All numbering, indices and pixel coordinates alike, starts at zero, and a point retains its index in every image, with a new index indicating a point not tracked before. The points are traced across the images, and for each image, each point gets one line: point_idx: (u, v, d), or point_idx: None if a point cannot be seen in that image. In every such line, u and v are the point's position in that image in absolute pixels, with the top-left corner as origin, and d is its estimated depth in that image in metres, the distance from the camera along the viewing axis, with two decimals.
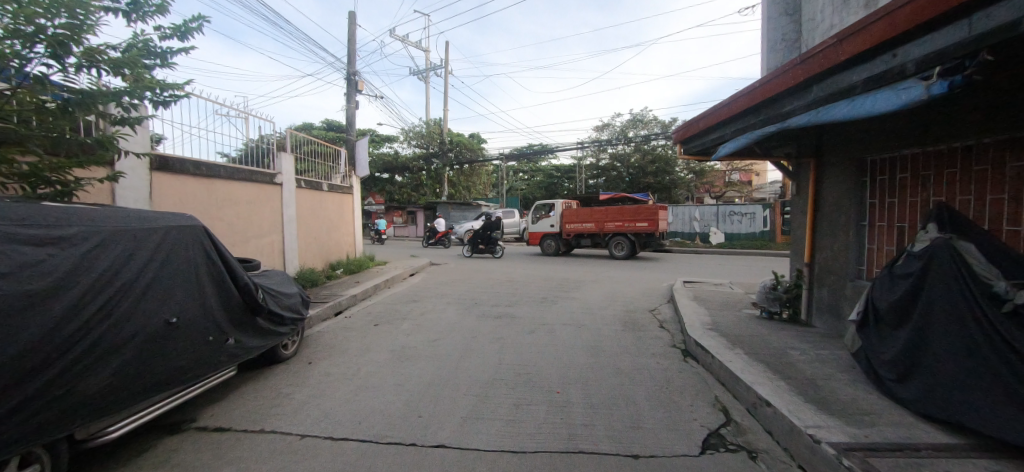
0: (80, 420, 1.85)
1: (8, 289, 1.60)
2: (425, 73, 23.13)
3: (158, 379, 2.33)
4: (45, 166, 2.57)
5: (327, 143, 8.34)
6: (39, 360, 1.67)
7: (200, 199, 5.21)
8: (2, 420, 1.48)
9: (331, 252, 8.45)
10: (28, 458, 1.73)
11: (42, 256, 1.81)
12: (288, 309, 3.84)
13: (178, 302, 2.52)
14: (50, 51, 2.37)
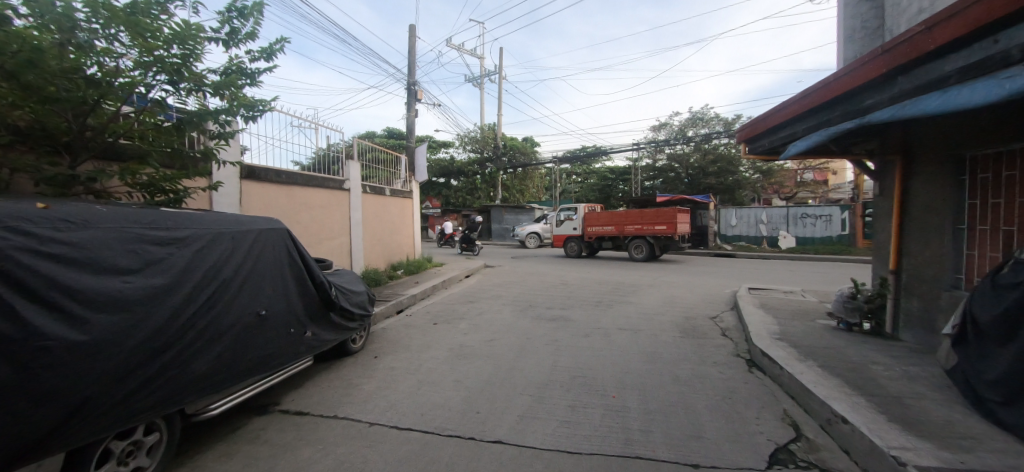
0: (190, 397, 2.17)
1: (133, 284, 1.94)
2: (480, 80, 23.79)
3: (252, 365, 2.63)
4: (161, 177, 2.91)
5: (390, 150, 8.83)
6: (157, 345, 2.00)
7: (281, 205, 5.73)
8: (125, 394, 1.82)
9: (393, 254, 8.94)
10: (152, 426, 2.08)
11: (162, 255, 2.14)
12: (358, 306, 4.10)
13: (267, 296, 2.82)
14: (167, 78, 2.71)
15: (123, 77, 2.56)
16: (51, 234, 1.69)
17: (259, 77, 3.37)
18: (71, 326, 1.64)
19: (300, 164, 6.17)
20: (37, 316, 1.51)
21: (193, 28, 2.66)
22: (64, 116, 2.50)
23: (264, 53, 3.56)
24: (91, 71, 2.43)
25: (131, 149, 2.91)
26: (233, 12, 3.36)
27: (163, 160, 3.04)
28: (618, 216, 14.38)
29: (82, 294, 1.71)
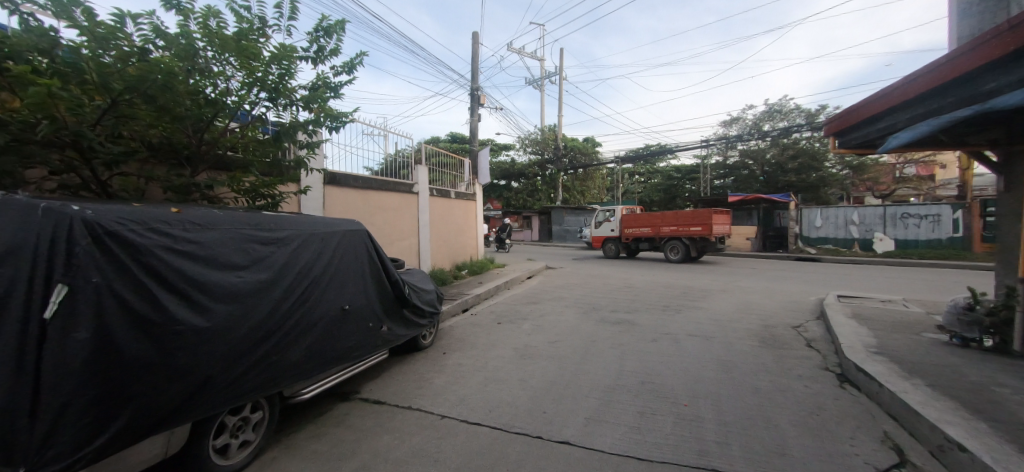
0: (286, 381, 2.55)
1: (244, 279, 2.35)
2: (540, 82, 24.02)
3: (336, 355, 2.97)
4: (260, 184, 3.25)
5: (453, 154, 9.15)
6: (261, 333, 2.40)
7: (361, 208, 6.22)
8: (236, 373, 2.25)
9: (458, 255, 9.31)
10: (258, 405, 2.50)
11: (267, 254, 2.53)
12: (427, 304, 4.33)
13: (349, 293, 3.14)
14: (268, 95, 3.02)
15: (231, 96, 2.91)
16: (186, 236, 2.13)
17: (342, 90, 3.65)
18: (197, 313, 2.07)
19: (371, 170, 6.51)
20: (170, 304, 1.95)
21: (289, 48, 2.93)
22: (186, 132, 2.88)
23: (345, 66, 3.84)
24: (207, 93, 2.78)
25: (237, 160, 3.29)
26: (320, 32, 3.67)
27: (263, 168, 3.39)
28: (655, 217, 14.45)
29: (205, 286, 2.14)
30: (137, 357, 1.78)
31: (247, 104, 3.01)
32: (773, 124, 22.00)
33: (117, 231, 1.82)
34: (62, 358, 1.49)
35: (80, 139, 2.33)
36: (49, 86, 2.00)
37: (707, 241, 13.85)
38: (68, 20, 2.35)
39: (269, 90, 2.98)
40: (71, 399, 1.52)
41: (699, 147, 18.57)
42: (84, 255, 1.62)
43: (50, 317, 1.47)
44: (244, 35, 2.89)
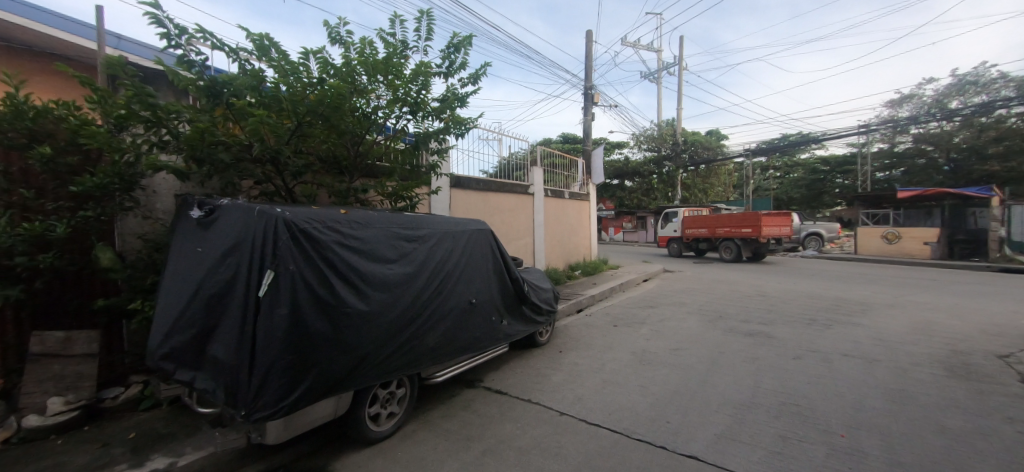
0: (425, 363, 2.99)
1: (394, 272, 2.83)
2: (659, 73, 22.99)
3: (465, 345, 3.35)
4: (400, 188, 3.74)
5: (566, 155, 9.27)
6: (406, 319, 2.86)
7: (484, 208, 6.73)
8: (388, 352, 2.73)
9: (571, 255, 9.44)
10: (403, 382, 3.02)
11: (411, 250, 3.01)
12: (545, 303, 4.52)
13: (476, 288, 3.51)
14: (407, 109, 3.46)
15: (381, 112, 3.36)
16: (354, 234, 2.67)
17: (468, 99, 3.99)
18: (360, 299, 2.59)
19: (486, 173, 6.85)
20: (341, 291, 2.49)
21: (427, 65, 3.34)
22: (346, 147, 3.42)
23: (470, 78, 4.11)
24: (364, 111, 3.30)
25: (384, 168, 3.79)
26: (451, 49, 3.99)
27: (405, 174, 3.87)
28: (711, 219, 14.52)
29: (365, 276, 2.65)
30: (320, 332, 2.34)
31: (393, 119, 3.48)
32: (966, 100, 17.76)
33: (308, 231, 2.40)
34: (269, 329, 2.11)
35: (276, 154, 2.97)
36: (262, 115, 2.56)
37: (762, 243, 13.57)
38: (267, 60, 2.95)
39: (406, 104, 3.41)
40: (276, 360, 2.13)
41: (848, 133, 15.83)
42: (286, 251, 2.22)
43: (263, 295, 2.11)
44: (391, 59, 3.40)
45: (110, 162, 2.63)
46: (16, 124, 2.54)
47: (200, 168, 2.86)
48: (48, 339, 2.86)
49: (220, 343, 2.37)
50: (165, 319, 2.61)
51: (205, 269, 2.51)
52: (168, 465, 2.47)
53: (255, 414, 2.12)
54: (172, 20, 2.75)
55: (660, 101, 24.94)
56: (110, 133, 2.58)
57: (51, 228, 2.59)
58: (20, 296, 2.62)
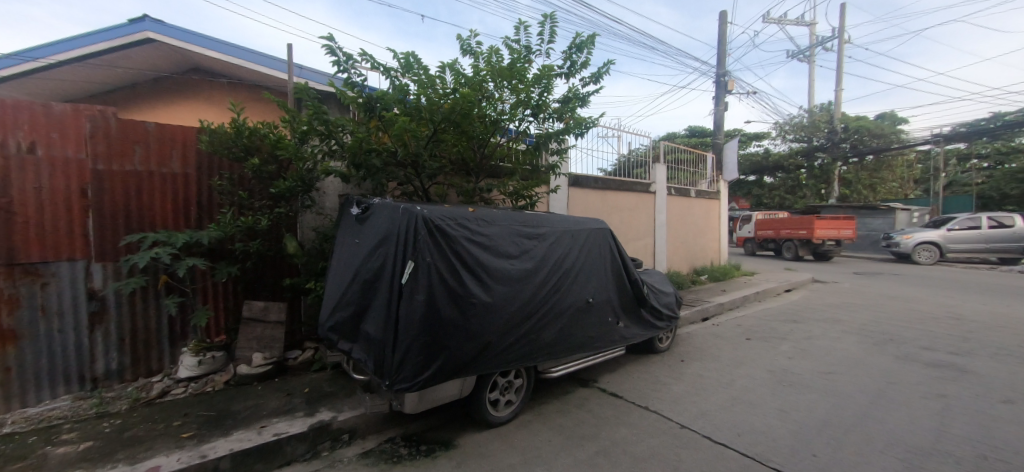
0: (539, 357, 3.15)
1: (515, 267, 3.01)
2: (809, 51, 19.92)
3: (580, 344, 3.40)
4: (521, 188, 4.00)
5: (693, 149, 8.58)
6: (525, 314, 3.03)
7: (603, 206, 6.60)
8: (507, 343, 2.95)
9: (696, 259, 8.79)
10: (520, 373, 3.24)
11: (531, 246, 3.15)
12: (666, 307, 4.29)
13: (594, 287, 3.51)
14: (533, 112, 3.75)
15: (505, 116, 3.62)
16: (481, 231, 2.91)
17: (588, 98, 4.03)
18: (485, 292, 2.83)
19: (605, 171, 6.65)
20: (469, 283, 2.75)
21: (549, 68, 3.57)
22: (473, 151, 3.76)
23: (593, 77, 4.06)
24: (492, 116, 3.57)
25: (506, 168, 4.06)
26: (574, 49, 4.00)
27: (525, 174, 4.11)
28: (777, 222, 15.92)
29: (490, 270, 2.87)
30: (450, 319, 2.65)
31: (515, 122, 3.74)
32: None
33: (443, 227, 2.70)
34: (409, 312, 2.51)
35: (416, 159, 3.41)
36: (404, 123, 2.98)
37: (818, 244, 14.91)
38: (410, 75, 3.36)
39: (534, 108, 3.73)
40: (413, 340, 2.53)
41: None
42: (424, 245, 2.57)
43: (405, 282, 2.52)
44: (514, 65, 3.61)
45: (296, 168, 3.29)
46: (236, 142, 3.29)
47: (360, 173, 3.42)
48: (254, 307, 3.66)
49: (371, 321, 2.80)
50: (332, 297, 3.17)
51: (361, 257, 2.97)
52: (331, 418, 3.04)
53: (397, 384, 2.56)
54: (341, 49, 3.28)
55: (812, 83, 21.55)
56: (297, 145, 3.24)
57: (258, 222, 3.35)
58: (237, 273, 3.42)
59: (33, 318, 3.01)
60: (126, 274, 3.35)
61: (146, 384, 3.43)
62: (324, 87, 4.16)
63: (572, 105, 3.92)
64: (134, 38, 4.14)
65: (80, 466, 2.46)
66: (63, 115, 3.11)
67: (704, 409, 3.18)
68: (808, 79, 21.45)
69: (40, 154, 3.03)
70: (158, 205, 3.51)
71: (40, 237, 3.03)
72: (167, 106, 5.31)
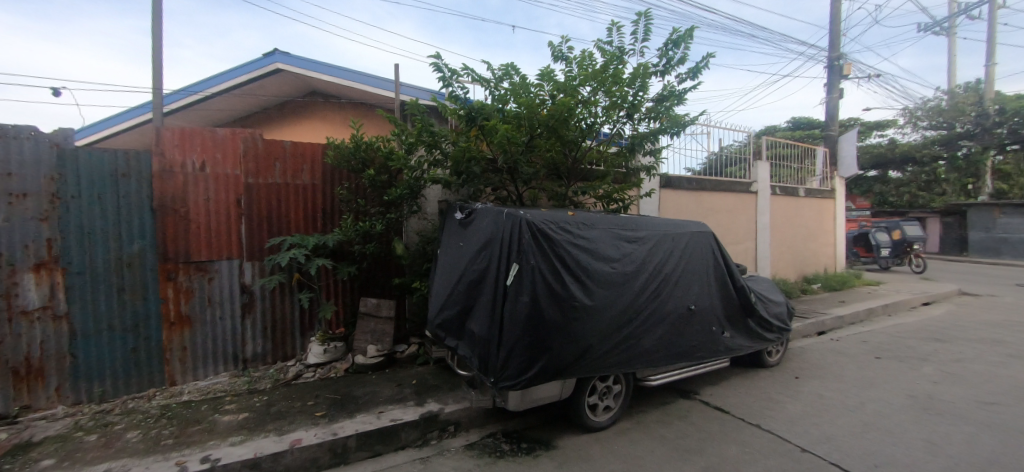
0: (639, 364, 3.15)
1: (615, 271, 3.06)
2: (941, 25, 17.03)
3: (679, 352, 3.38)
4: (612, 191, 4.09)
5: (799, 144, 7.77)
6: (626, 319, 3.07)
7: (695, 208, 6.22)
8: (609, 348, 2.99)
9: (806, 265, 7.94)
10: (619, 379, 3.30)
11: (631, 250, 3.21)
12: (777, 319, 4.12)
13: (695, 294, 3.50)
14: (628, 113, 3.86)
15: (599, 118, 3.80)
16: (581, 234, 2.99)
17: (684, 95, 4.12)
18: (587, 295, 2.88)
19: (697, 171, 6.28)
20: (572, 286, 2.82)
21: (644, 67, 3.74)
22: (566, 156, 3.92)
23: (690, 72, 4.21)
24: (588, 121, 3.78)
25: (598, 171, 4.21)
26: (670, 46, 4.02)
27: (617, 177, 4.25)
28: None
29: (592, 273, 2.94)
30: (553, 322, 2.73)
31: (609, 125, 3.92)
32: None
33: (546, 231, 2.79)
34: (514, 311, 2.64)
35: (515, 165, 3.66)
36: (507, 131, 3.23)
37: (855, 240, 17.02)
38: (513, 90, 3.63)
39: (628, 108, 3.80)
40: (518, 340, 2.65)
41: None
42: (529, 248, 2.69)
43: (510, 283, 2.67)
44: (608, 68, 3.72)
45: (406, 178, 3.63)
46: (355, 154, 3.69)
47: (461, 180, 3.72)
48: (368, 304, 4.04)
49: (477, 320, 2.97)
50: (441, 295, 3.43)
51: (467, 259, 3.20)
52: (439, 409, 3.28)
53: (502, 382, 2.69)
54: (447, 65, 3.61)
55: (950, 60, 18.31)
56: (406, 155, 3.58)
57: (373, 226, 3.73)
58: (355, 273, 3.82)
59: (203, 306, 3.67)
60: (268, 272, 3.91)
61: (282, 366, 3.98)
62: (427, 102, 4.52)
63: (668, 104, 4.01)
64: (267, 70, 4.82)
65: (240, 432, 2.94)
66: (224, 138, 3.72)
67: (827, 432, 2.86)
68: (947, 56, 18.28)
69: (208, 171, 3.67)
70: (293, 213, 4.04)
71: (207, 240, 3.67)
72: (291, 126, 6.09)
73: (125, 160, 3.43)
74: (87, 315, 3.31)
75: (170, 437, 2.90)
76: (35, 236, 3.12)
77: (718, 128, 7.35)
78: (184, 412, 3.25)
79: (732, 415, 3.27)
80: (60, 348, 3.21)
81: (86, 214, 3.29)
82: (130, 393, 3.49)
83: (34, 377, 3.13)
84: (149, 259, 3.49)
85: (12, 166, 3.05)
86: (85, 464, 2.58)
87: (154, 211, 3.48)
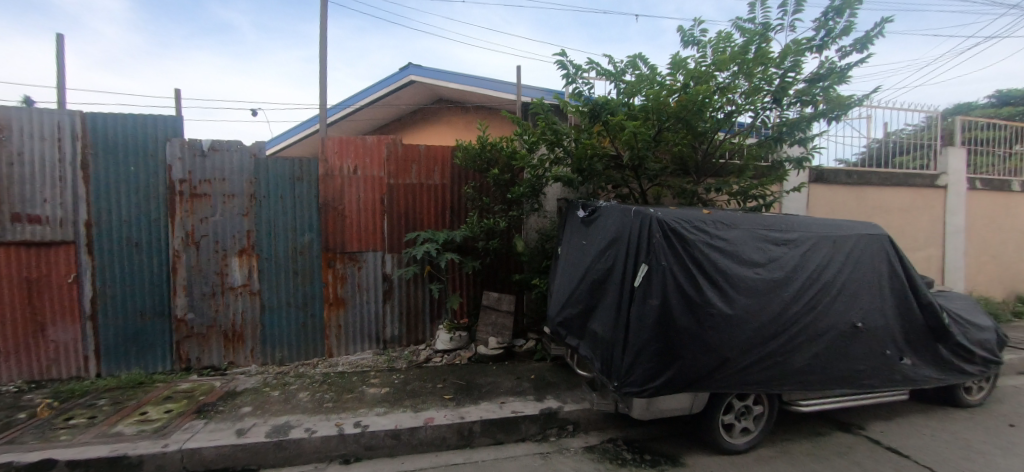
0: (787, 384, 2.78)
1: (762, 277, 2.72)
2: None
3: (839, 376, 2.90)
4: (751, 187, 3.87)
5: (1015, 123, 6.04)
6: (774, 332, 2.71)
7: (851, 207, 5.29)
8: (753, 364, 2.67)
9: (1022, 281, 6.18)
10: (759, 399, 2.96)
11: (781, 253, 2.82)
12: (980, 347, 3.37)
13: (864, 309, 2.95)
14: (774, 100, 3.67)
15: (739, 107, 3.64)
16: (719, 234, 2.72)
17: (849, 71, 3.72)
18: (726, 302, 2.61)
19: (856, 162, 5.35)
20: (708, 291, 2.57)
21: (799, 44, 3.49)
22: (695, 149, 3.84)
23: (856, 44, 3.91)
24: (726, 110, 3.65)
25: (734, 166, 4.05)
26: (831, 13, 3.66)
27: (760, 172, 4.10)
28: None
29: (732, 279, 2.65)
30: (685, 329, 2.53)
31: (752, 113, 3.78)
32: None
33: (679, 230, 2.60)
34: (641, 315, 2.51)
35: (641, 161, 3.63)
36: (636, 126, 3.16)
37: None
38: (643, 84, 3.61)
39: (778, 93, 3.61)
40: (645, 345, 2.51)
41: None
42: (660, 248, 2.53)
43: (638, 285, 2.54)
44: (748, 47, 3.51)
45: (528, 176, 3.83)
46: (481, 155, 3.96)
47: (582, 177, 3.76)
48: (490, 297, 4.26)
49: (600, 321, 2.90)
50: (563, 293, 3.45)
51: (591, 258, 3.15)
52: (559, 407, 3.29)
53: (625, 387, 2.57)
54: (573, 62, 3.82)
55: None
56: (528, 154, 3.73)
57: (497, 223, 3.96)
58: (478, 268, 4.06)
59: (354, 291, 4.24)
60: (404, 263, 4.35)
61: (414, 349, 4.42)
62: (551, 101, 4.64)
63: (827, 83, 3.69)
64: (402, 82, 5.38)
65: (384, 404, 3.32)
66: (372, 144, 4.23)
67: None
68: None
69: (359, 173, 4.21)
70: (426, 210, 4.42)
71: (357, 233, 4.23)
72: (421, 131, 6.74)
73: (299, 167, 4.10)
74: (271, 293, 4.07)
75: (330, 400, 3.41)
76: (239, 228, 3.98)
77: (884, 108, 6.08)
78: (340, 381, 3.80)
79: (913, 462, 2.70)
80: (254, 319, 4.06)
81: (271, 211, 4.04)
82: (300, 360, 4.20)
83: (236, 339, 4.04)
84: (315, 248, 4.14)
85: (225, 173, 3.94)
86: (272, 414, 3.17)
87: (319, 209, 4.12)
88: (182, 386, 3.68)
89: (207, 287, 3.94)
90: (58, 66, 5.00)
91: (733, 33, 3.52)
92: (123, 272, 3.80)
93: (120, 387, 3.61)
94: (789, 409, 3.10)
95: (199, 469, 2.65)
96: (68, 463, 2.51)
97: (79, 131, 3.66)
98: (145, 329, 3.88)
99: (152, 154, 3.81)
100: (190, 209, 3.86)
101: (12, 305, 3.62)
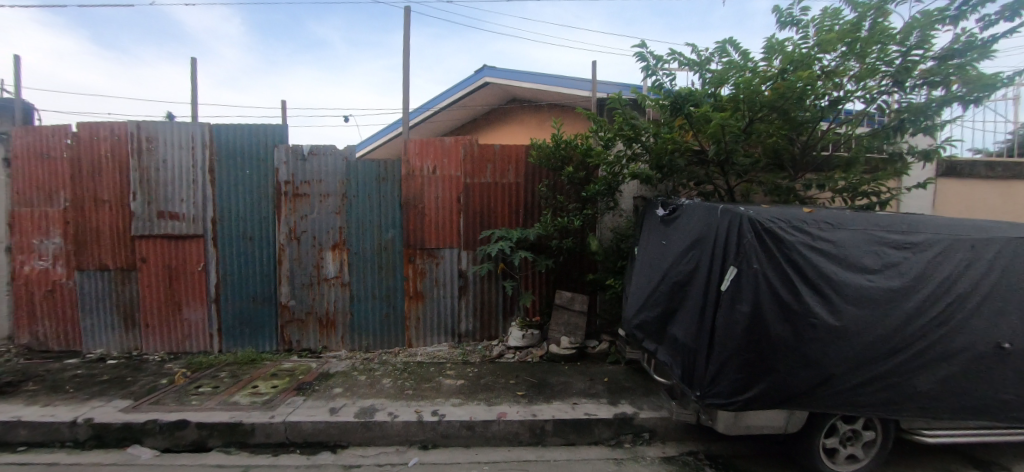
0: (910, 410, 2.40)
1: (880, 284, 2.38)
2: None
3: (979, 406, 2.45)
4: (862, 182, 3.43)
5: None
6: (893, 348, 2.36)
7: (993, 205, 4.45)
8: (865, 383, 2.35)
9: None
10: (872, 423, 2.60)
11: (904, 258, 2.45)
12: None
13: (1016, 326, 2.46)
14: (894, 82, 3.20)
15: (848, 92, 3.23)
16: (824, 235, 2.42)
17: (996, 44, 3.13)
18: (834, 312, 2.32)
19: (1000, 153, 4.50)
20: (811, 299, 2.31)
21: (928, 15, 3.01)
22: (792, 141, 3.48)
23: (1007, 11, 3.27)
24: (831, 97, 3.27)
25: (841, 159, 3.62)
26: None
27: (874, 165, 3.61)
28: None
29: (842, 286, 2.34)
30: (782, 340, 2.30)
31: (864, 99, 3.35)
32: None
33: (775, 230, 2.36)
34: (730, 321, 2.33)
35: (730, 155, 3.37)
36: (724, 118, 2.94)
37: None
38: (733, 72, 3.35)
39: (899, 74, 3.14)
40: (734, 354, 2.33)
41: None
42: (752, 250, 2.31)
43: (726, 289, 2.36)
44: (862, 24, 3.10)
45: (604, 174, 3.75)
46: (555, 153, 3.95)
47: (661, 174, 3.59)
48: (562, 296, 4.23)
49: (681, 326, 2.74)
50: (640, 295, 3.32)
51: (672, 259, 2.99)
52: (633, 413, 3.17)
53: (709, 398, 2.41)
54: (652, 54, 3.65)
55: None
56: (604, 151, 3.64)
57: (571, 222, 3.94)
58: (551, 266, 4.06)
59: (432, 285, 4.47)
60: (479, 260, 4.48)
61: (486, 344, 4.54)
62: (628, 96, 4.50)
63: (965, 59, 3.14)
64: (477, 84, 5.55)
65: (459, 396, 3.44)
66: (449, 145, 4.41)
67: None
68: None
69: (438, 173, 4.41)
70: (499, 209, 4.52)
71: (435, 231, 4.44)
72: (494, 131, 6.93)
73: (383, 168, 4.40)
74: (359, 284, 4.43)
75: (409, 388, 3.62)
76: (333, 225, 4.37)
77: None
78: (419, 370, 4.03)
79: None
80: (344, 308, 4.44)
81: (359, 209, 4.38)
82: (383, 348, 4.51)
83: (330, 325, 4.45)
84: (397, 244, 4.42)
85: (321, 175, 4.35)
86: (360, 396, 3.44)
87: (401, 207, 4.40)
88: (285, 365, 4.14)
89: (306, 277, 4.39)
90: (192, 86, 5.89)
91: (843, 8, 3.13)
92: (240, 263, 4.37)
93: (236, 363, 4.16)
94: (910, 438, 2.68)
95: (299, 440, 2.96)
96: (198, 425, 2.94)
97: (207, 140, 4.26)
98: (256, 313, 4.43)
99: (262, 159, 4.32)
100: (293, 207, 4.33)
101: (158, 288, 4.35)
